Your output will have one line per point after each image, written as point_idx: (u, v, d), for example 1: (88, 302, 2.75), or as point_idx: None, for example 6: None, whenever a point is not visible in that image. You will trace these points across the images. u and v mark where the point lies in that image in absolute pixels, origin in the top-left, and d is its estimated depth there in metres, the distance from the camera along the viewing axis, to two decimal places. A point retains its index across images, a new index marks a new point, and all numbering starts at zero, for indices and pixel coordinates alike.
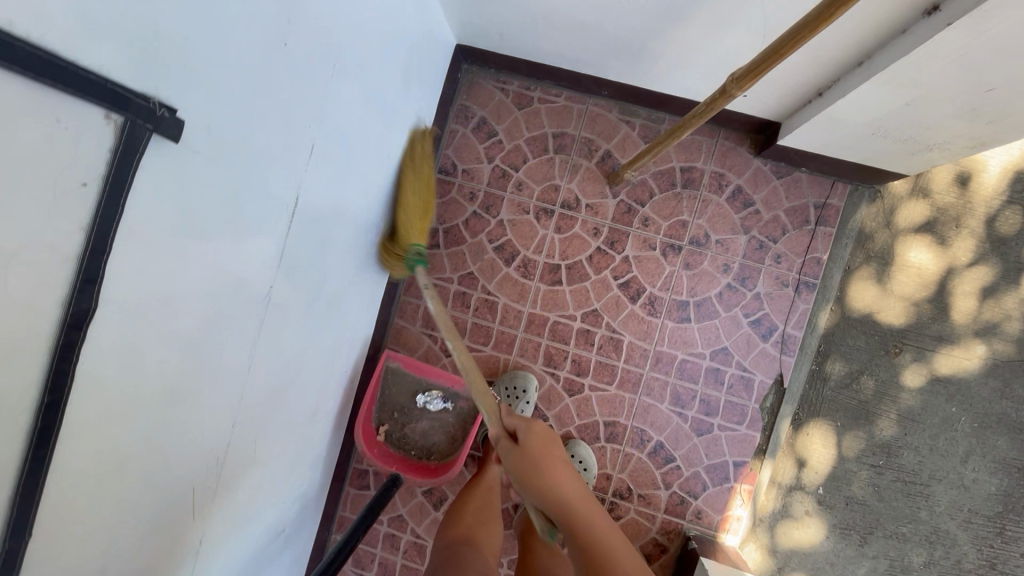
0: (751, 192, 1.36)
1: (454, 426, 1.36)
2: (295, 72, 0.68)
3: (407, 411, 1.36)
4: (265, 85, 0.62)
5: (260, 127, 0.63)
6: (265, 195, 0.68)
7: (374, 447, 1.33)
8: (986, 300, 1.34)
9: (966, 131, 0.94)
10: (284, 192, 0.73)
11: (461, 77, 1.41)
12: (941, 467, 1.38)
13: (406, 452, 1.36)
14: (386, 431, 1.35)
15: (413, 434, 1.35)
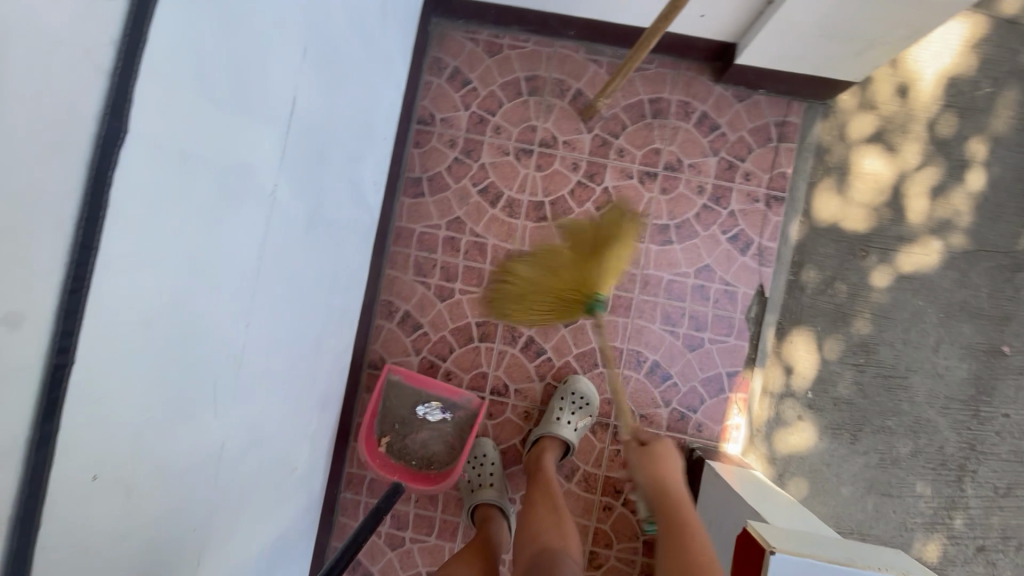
0: (716, 116, 1.44)
1: (453, 435, 1.40)
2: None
3: (407, 422, 1.40)
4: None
5: (262, 8, 0.67)
6: (266, 84, 0.71)
7: (376, 458, 1.37)
8: (937, 199, 1.44)
9: (901, 16, 1.06)
10: (282, 88, 0.75)
11: (432, 31, 1.46)
12: (916, 359, 1.48)
13: (407, 461, 1.39)
14: (387, 442, 1.39)
15: (413, 444, 1.39)
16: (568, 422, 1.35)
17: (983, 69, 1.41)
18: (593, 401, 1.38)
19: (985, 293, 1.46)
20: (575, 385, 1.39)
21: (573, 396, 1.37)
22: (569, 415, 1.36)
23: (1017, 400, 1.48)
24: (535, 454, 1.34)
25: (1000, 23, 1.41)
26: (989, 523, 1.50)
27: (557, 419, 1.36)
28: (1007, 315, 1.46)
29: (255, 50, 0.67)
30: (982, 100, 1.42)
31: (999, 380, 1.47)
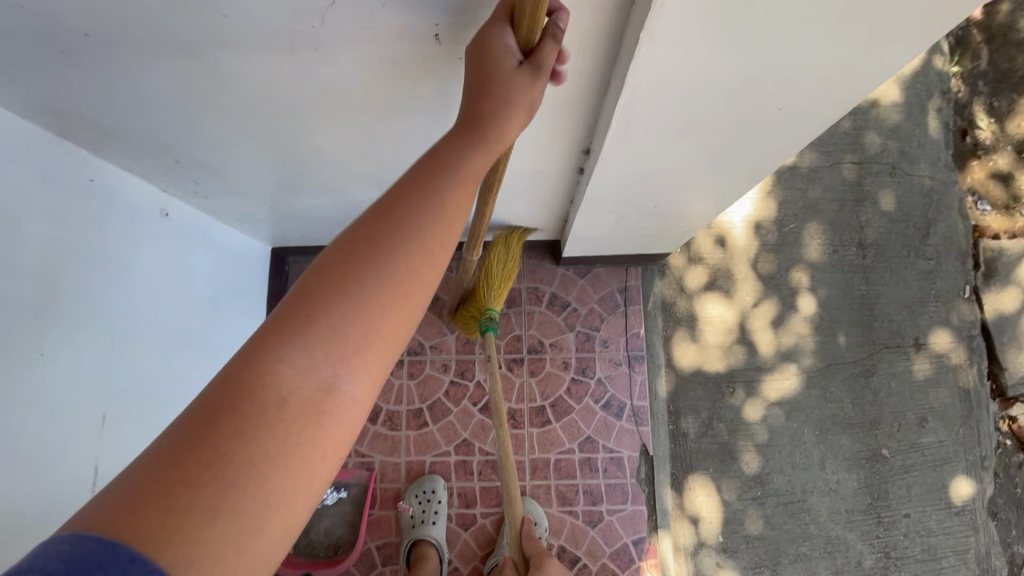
0: (564, 294, 1.56)
1: (352, 513, 1.43)
2: (56, 376, 0.78)
3: (308, 516, 1.42)
4: (19, 405, 0.72)
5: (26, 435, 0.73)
6: (41, 494, 0.76)
7: (283, 559, 1.37)
8: (779, 328, 1.56)
9: (674, 225, 1.20)
10: (68, 477, 0.80)
11: (289, 268, 1.54)
12: (808, 480, 1.52)
13: (315, 554, 1.40)
14: (293, 542, 1.40)
15: (317, 535, 1.41)
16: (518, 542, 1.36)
17: (783, 209, 1.60)
18: (542, 521, 1.41)
19: (848, 403, 1.55)
20: (527, 502, 1.42)
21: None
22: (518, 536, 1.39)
23: (912, 498, 1.53)
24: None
25: (783, 170, 1.62)
26: None
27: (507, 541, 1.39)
28: (874, 419, 1.55)
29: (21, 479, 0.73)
30: (790, 235, 1.59)
31: (887, 482, 1.53)
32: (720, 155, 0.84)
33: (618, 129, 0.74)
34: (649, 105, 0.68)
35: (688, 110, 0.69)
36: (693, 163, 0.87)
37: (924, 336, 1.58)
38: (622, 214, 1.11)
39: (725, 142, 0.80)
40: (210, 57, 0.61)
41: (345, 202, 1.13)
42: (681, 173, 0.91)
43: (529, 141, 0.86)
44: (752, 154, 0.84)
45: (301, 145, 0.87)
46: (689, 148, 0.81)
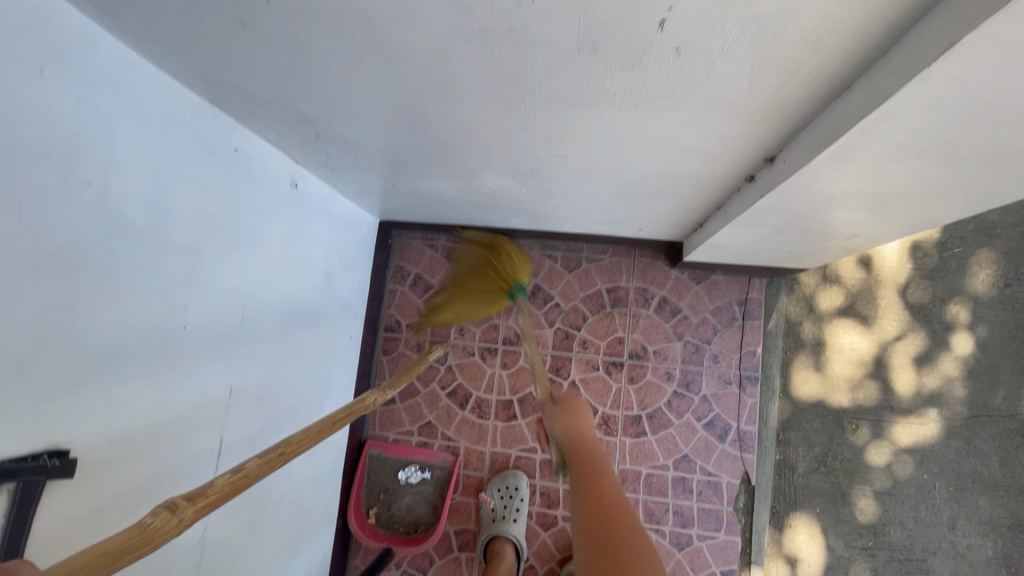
0: (676, 299, 1.44)
1: (434, 495, 1.43)
2: (194, 350, 0.77)
3: (391, 490, 1.44)
4: (159, 379, 0.71)
5: (169, 407, 0.73)
6: (176, 466, 0.76)
7: (366, 529, 1.40)
8: (923, 367, 1.37)
9: (836, 245, 1.03)
10: (195, 449, 0.80)
11: (393, 243, 1.54)
12: (932, 538, 1.35)
13: (396, 529, 1.42)
14: (376, 513, 1.43)
15: (399, 511, 1.43)
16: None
17: (948, 230, 1.38)
18: None
19: (995, 461, 1.35)
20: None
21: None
22: None
23: None
24: None
25: None
26: None
27: None
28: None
29: (161, 451, 0.72)
30: (953, 261, 1.37)
31: None
32: (951, 187, 0.68)
33: (844, 148, 0.59)
34: (911, 124, 0.52)
35: (960, 133, 0.53)
36: (909, 191, 0.71)
37: None
38: (781, 229, 0.96)
39: (971, 175, 0.64)
40: (389, 30, 0.53)
41: (470, 185, 1.06)
42: (887, 198, 0.75)
43: (708, 143, 0.74)
44: (995, 189, 0.67)
45: (449, 130, 0.80)
46: (914, 176, 0.66)
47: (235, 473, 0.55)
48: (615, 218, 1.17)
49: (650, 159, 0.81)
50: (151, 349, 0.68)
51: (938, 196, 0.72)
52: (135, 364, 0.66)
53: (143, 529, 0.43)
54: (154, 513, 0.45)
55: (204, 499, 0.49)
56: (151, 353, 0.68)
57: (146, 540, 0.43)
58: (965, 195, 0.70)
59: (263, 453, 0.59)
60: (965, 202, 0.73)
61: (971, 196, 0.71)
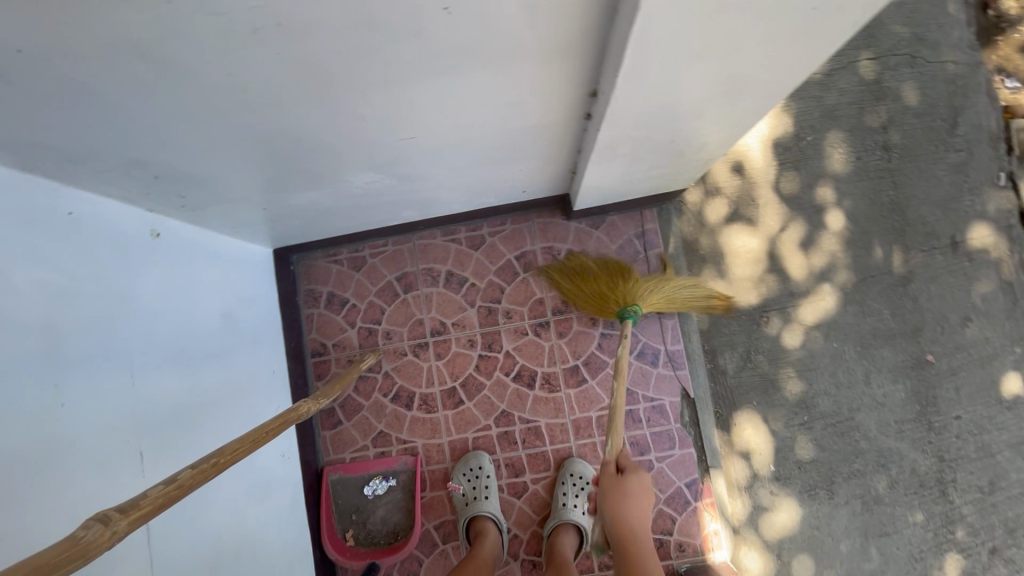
0: (581, 249, 1.50)
1: (405, 499, 1.44)
2: (82, 425, 0.74)
3: (363, 507, 1.44)
4: (48, 461, 0.68)
5: (70, 487, 0.71)
6: None
7: (346, 552, 1.39)
8: (809, 249, 1.50)
9: (692, 159, 1.11)
10: None
11: (297, 268, 1.52)
12: (854, 397, 1.50)
13: (377, 543, 1.42)
14: (353, 534, 1.42)
15: (375, 524, 1.43)
16: (574, 505, 1.35)
17: (798, 121, 1.51)
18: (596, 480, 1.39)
19: (887, 314, 1.50)
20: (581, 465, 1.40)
21: (574, 477, 1.39)
22: (574, 498, 1.36)
23: (962, 400, 1.50)
24: (550, 545, 1.31)
25: None
26: (990, 523, 1.50)
27: (563, 504, 1.36)
28: (915, 326, 1.50)
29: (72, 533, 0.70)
30: (810, 148, 1.50)
31: (935, 387, 1.50)
32: (746, 78, 0.75)
33: (635, 66, 0.64)
34: (673, 27, 0.58)
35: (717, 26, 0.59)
36: (716, 91, 0.78)
37: (961, 234, 1.50)
38: (637, 157, 1.03)
39: (754, 63, 0.71)
40: (165, 51, 0.53)
41: (340, 190, 1.06)
42: (703, 103, 0.82)
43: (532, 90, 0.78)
44: (783, 72, 0.75)
45: (289, 139, 0.80)
46: (709, 76, 0.72)
47: (168, 483, 0.55)
48: (494, 186, 1.20)
49: (491, 120, 0.85)
50: (30, 433, 0.66)
51: (743, 90, 0.80)
52: (12, 453, 0.63)
53: (73, 542, 0.43)
54: (85, 527, 0.45)
55: (137, 512, 0.50)
56: (28, 437, 0.66)
57: (78, 553, 0.43)
58: (763, 84, 0.78)
59: (195, 464, 0.60)
60: (768, 90, 0.81)
61: (768, 84, 0.79)
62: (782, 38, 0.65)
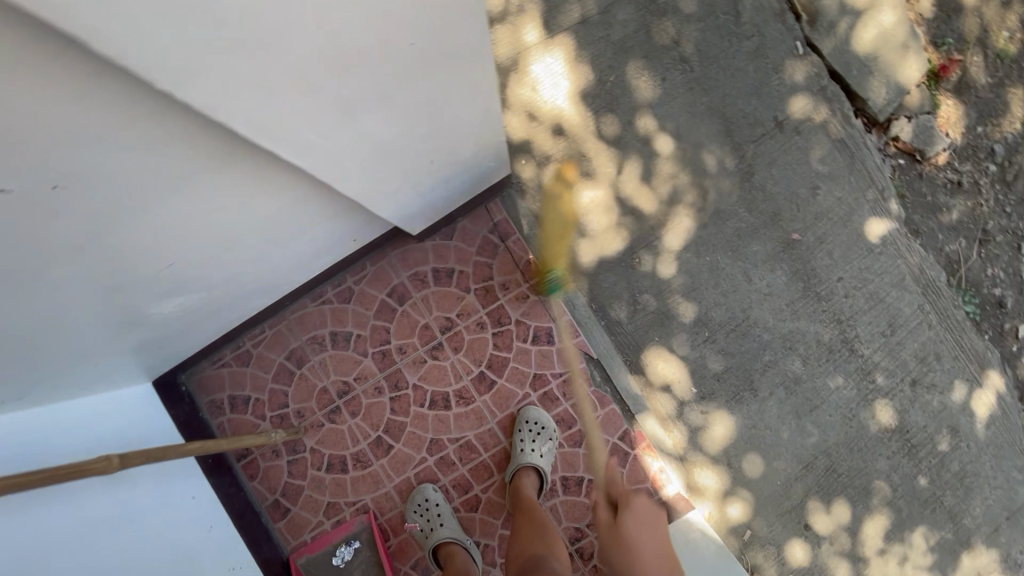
0: (445, 263, 1.52)
1: (374, 552, 1.46)
2: None
3: None
4: None
5: None
6: None
7: None
8: (652, 181, 1.54)
9: (479, 156, 1.13)
10: None
11: (190, 385, 1.52)
12: (743, 298, 1.56)
13: None
14: None
15: None
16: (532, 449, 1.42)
17: (596, 66, 1.53)
18: (550, 424, 1.47)
19: (744, 212, 1.55)
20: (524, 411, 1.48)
21: (529, 423, 1.46)
22: (532, 442, 1.43)
23: (838, 261, 1.57)
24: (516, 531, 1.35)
25: (576, 27, 1.52)
26: (902, 359, 1.58)
27: (522, 450, 1.42)
28: (772, 212, 1.56)
29: None
30: (616, 87, 1.53)
31: (810, 260, 1.56)
32: (423, 80, 0.78)
33: (284, 126, 0.68)
34: (277, 82, 0.62)
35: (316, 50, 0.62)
36: (410, 109, 0.82)
37: (782, 112, 1.55)
38: (417, 182, 1.04)
39: (410, 63, 0.74)
40: None
41: (156, 318, 1.06)
42: (412, 116, 0.84)
43: (245, 171, 0.79)
44: (450, 58, 0.79)
45: (44, 314, 0.81)
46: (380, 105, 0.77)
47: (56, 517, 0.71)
48: (318, 251, 1.22)
49: (234, 211, 0.86)
50: None
51: (437, 88, 0.83)
52: None
53: None
54: None
55: None
56: None
57: None
58: (446, 74, 0.81)
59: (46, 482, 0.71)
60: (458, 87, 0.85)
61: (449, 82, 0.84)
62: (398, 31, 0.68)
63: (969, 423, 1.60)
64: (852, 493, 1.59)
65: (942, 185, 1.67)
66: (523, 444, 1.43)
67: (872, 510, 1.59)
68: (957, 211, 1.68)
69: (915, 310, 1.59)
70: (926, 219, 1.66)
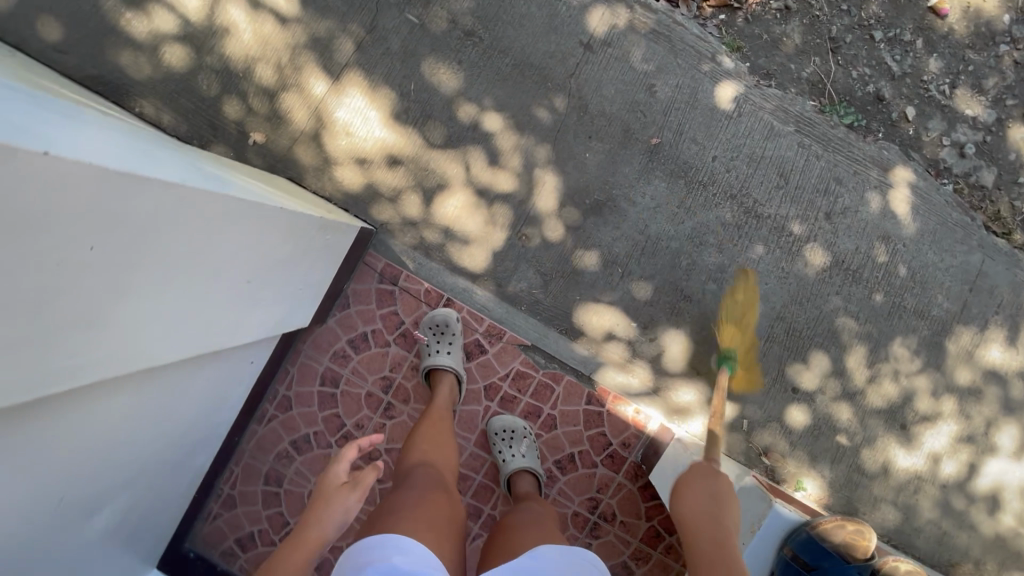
0: (355, 331, 1.54)
1: None
2: None
3: None
4: None
5: None
6: None
7: None
8: (499, 161, 1.53)
9: (306, 242, 1.13)
10: None
11: (196, 549, 1.56)
12: (636, 221, 1.56)
13: None
14: None
15: None
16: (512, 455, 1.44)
17: (392, 82, 1.49)
18: (519, 424, 1.49)
19: (597, 144, 1.54)
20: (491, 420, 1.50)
21: (500, 432, 1.48)
22: (509, 448, 1.45)
23: (705, 142, 1.55)
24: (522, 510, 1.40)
25: (355, 57, 1.48)
26: (806, 200, 1.58)
27: (502, 460, 1.44)
28: (623, 130, 1.54)
29: None
30: (421, 92, 1.50)
31: (680, 156, 1.55)
32: (169, 252, 0.75)
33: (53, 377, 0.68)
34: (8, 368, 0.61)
35: (90, 236, 0.62)
36: (176, 273, 0.79)
37: (584, 34, 1.52)
38: (256, 301, 1.05)
39: (143, 248, 0.70)
40: None
41: (97, 536, 1.09)
42: (186, 276, 0.81)
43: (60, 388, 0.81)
44: (173, 222, 0.74)
45: None
46: (138, 293, 0.73)
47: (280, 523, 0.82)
48: (218, 389, 1.27)
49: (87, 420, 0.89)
50: None
51: (186, 241, 0.78)
52: None
53: None
54: None
55: None
56: None
57: None
58: (191, 232, 0.78)
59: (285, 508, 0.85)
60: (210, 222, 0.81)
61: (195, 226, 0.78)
62: (167, 185, 0.71)
63: (895, 225, 1.61)
64: (821, 341, 1.61)
65: (772, 17, 1.62)
66: (501, 454, 1.46)
67: (846, 347, 1.61)
68: (797, 34, 1.63)
69: (798, 150, 1.58)
70: (772, 57, 1.61)
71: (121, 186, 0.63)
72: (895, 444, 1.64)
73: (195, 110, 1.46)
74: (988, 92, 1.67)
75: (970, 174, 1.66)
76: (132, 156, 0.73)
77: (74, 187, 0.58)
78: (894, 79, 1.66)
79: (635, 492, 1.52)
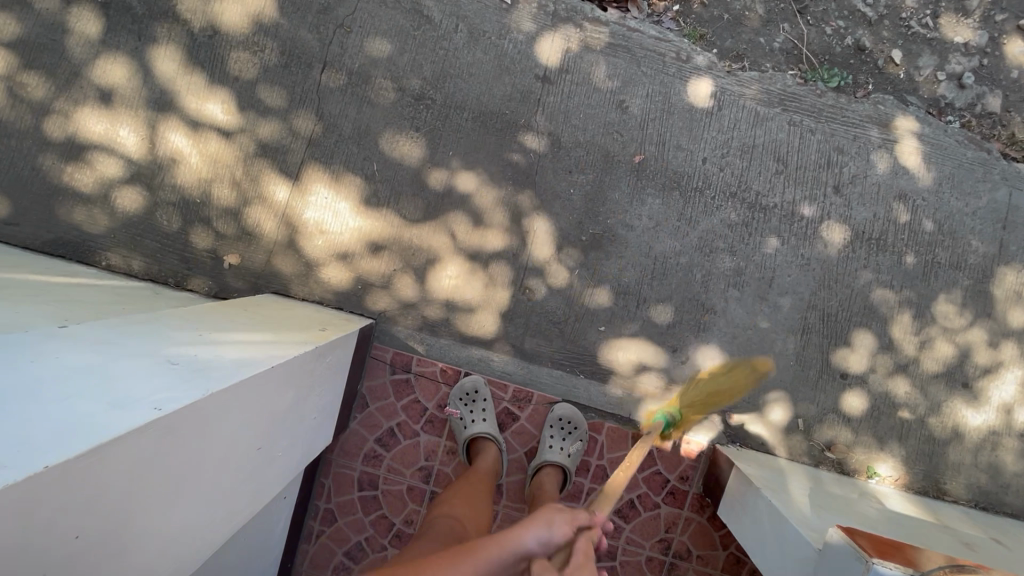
0: (380, 428, 1.47)
1: None
2: None
3: None
4: None
5: None
6: None
7: None
8: (483, 219, 1.44)
9: (309, 378, 1.07)
10: None
11: None
12: (639, 244, 1.47)
13: None
14: None
15: None
16: None
17: (353, 167, 1.42)
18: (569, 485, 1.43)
19: (579, 176, 1.45)
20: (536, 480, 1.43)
21: None
22: None
23: (691, 146, 1.46)
24: None
25: (309, 152, 1.41)
26: (810, 179, 1.49)
27: None
28: (602, 155, 1.45)
29: None
30: (385, 170, 1.42)
31: (668, 166, 1.46)
32: (169, 478, 0.69)
33: None
34: None
35: (70, 528, 0.55)
36: (182, 489, 0.72)
37: (538, 67, 1.43)
38: (272, 459, 0.99)
39: (139, 493, 0.64)
40: None
41: None
42: (193, 485, 0.75)
43: None
44: (167, 449, 0.67)
45: None
46: (145, 535, 0.67)
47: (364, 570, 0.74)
48: (252, 536, 1.21)
49: None
50: None
51: (186, 457, 0.71)
52: None
53: None
54: None
55: None
56: None
57: None
58: (188, 445, 0.71)
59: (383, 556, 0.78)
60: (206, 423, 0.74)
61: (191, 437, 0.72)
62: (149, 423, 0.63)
63: (909, 179, 1.51)
64: (860, 319, 1.51)
65: None
66: None
67: (887, 319, 1.52)
68: (759, 4, 1.51)
69: (790, 129, 1.49)
70: (739, 35, 1.50)
71: (91, 465, 0.56)
72: (961, 405, 1.54)
73: (163, 248, 1.40)
74: (975, 12, 1.54)
75: (976, 104, 1.54)
76: (95, 393, 0.65)
77: (32, 499, 0.50)
78: (873, 25, 1.53)
79: (705, 523, 1.45)
